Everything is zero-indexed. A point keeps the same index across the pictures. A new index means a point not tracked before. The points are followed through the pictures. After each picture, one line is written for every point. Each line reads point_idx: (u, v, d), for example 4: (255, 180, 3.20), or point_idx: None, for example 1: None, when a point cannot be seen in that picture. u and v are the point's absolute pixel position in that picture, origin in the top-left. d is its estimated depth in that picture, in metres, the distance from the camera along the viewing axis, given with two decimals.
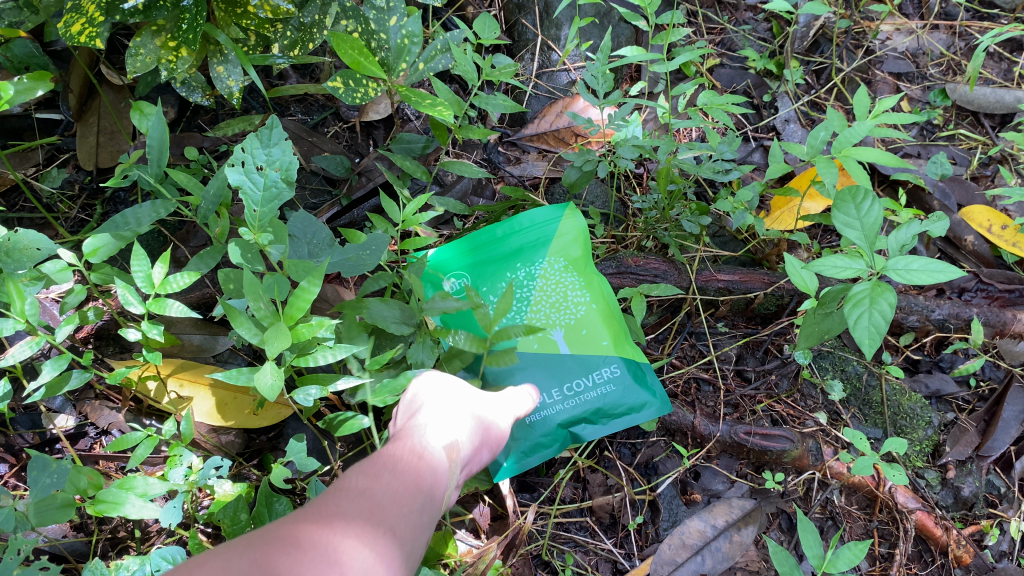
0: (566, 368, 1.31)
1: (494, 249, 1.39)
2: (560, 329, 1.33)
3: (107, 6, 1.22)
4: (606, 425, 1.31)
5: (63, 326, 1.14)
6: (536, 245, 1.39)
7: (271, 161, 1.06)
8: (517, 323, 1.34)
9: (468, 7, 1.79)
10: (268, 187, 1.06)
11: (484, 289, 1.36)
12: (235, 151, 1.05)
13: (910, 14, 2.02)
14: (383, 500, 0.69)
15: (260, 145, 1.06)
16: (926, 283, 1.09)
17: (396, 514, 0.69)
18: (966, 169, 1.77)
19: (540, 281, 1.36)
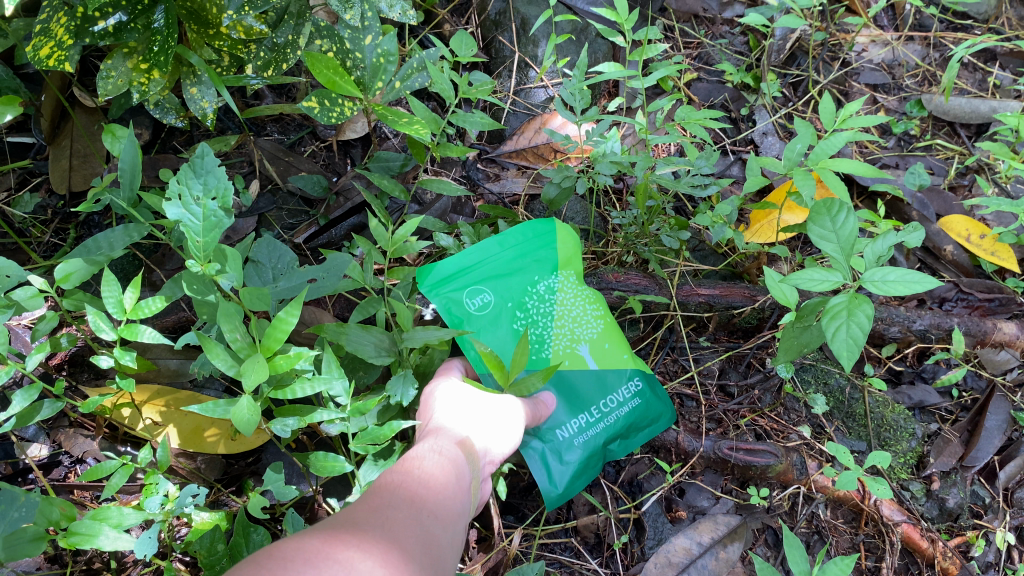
0: (594, 387, 1.29)
1: (508, 261, 1.31)
2: (585, 344, 1.30)
3: (76, 29, 1.22)
4: (632, 441, 1.31)
5: (33, 355, 1.11)
6: (549, 258, 1.33)
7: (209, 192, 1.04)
8: (544, 341, 1.28)
9: (444, 24, 1.79)
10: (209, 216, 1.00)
11: (507, 306, 1.28)
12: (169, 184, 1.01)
13: (885, 26, 2.04)
14: (417, 512, 0.74)
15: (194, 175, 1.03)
16: (903, 294, 1.08)
17: (431, 525, 0.74)
18: (944, 178, 1.77)
19: (559, 297, 1.31)
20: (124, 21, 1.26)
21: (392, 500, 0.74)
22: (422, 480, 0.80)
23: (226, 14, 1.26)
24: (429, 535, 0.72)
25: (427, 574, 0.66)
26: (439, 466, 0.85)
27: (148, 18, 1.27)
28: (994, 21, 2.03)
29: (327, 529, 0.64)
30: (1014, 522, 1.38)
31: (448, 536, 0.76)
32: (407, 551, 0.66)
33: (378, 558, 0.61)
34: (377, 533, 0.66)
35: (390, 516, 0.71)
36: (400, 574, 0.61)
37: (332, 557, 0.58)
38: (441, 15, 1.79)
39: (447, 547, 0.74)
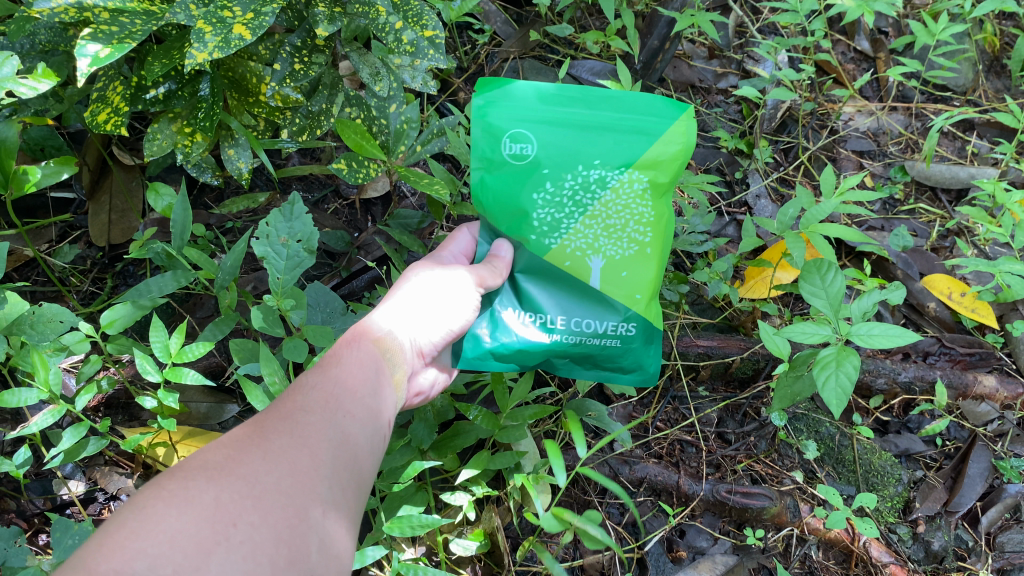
0: (570, 303, 1.29)
1: (574, 128, 1.28)
2: (600, 257, 1.29)
3: (130, 96, 1.34)
4: (595, 366, 1.32)
5: (85, 396, 1.20)
6: (627, 150, 1.28)
7: (293, 234, 1.20)
8: (560, 229, 1.29)
9: (459, 91, 1.96)
10: (290, 257, 1.20)
11: (542, 171, 1.27)
12: (261, 225, 1.20)
13: (870, 97, 2.18)
14: (332, 414, 0.89)
15: (284, 220, 1.21)
16: (887, 346, 1.18)
17: (345, 424, 0.89)
18: (926, 240, 1.89)
19: (609, 193, 1.28)
20: (172, 90, 1.37)
21: (310, 400, 0.89)
22: (343, 381, 0.95)
23: (268, 86, 1.36)
24: (342, 432, 0.88)
25: (331, 477, 0.82)
26: (364, 366, 1.00)
27: (193, 87, 1.39)
28: (971, 93, 2.18)
29: (246, 439, 0.80)
30: (996, 565, 1.45)
31: (364, 426, 0.92)
32: (316, 454, 0.82)
33: (285, 469, 0.78)
34: (288, 437, 0.82)
35: (306, 418, 0.86)
36: (301, 483, 0.78)
37: (248, 472, 0.75)
38: (456, 83, 1.97)
39: (362, 439, 0.90)
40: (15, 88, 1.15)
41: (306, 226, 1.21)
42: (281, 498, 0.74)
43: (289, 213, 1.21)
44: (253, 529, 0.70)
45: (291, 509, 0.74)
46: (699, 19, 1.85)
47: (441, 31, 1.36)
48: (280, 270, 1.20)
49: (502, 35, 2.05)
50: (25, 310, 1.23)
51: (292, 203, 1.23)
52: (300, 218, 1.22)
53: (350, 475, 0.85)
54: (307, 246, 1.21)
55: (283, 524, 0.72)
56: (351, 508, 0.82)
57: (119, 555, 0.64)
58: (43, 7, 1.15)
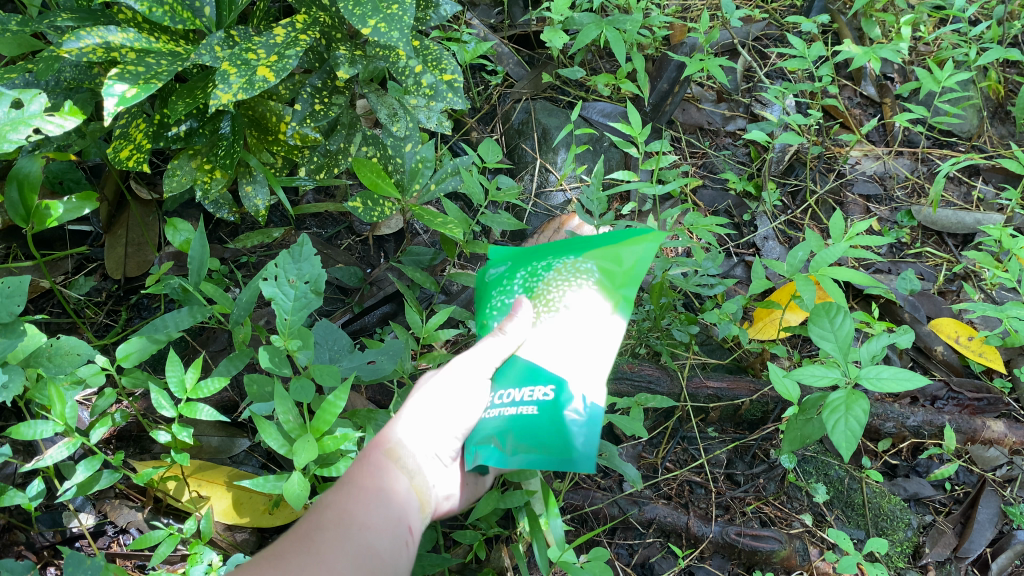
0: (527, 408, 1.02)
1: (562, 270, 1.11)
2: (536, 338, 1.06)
3: (153, 133, 1.37)
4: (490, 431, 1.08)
5: (100, 428, 1.20)
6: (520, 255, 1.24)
7: (302, 275, 1.23)
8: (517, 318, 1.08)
9: (472, 131, 2.00)
10: (298, 298, 1.23)
11: (503, 276, 1.23)
12: (270, 267, 1.23)
13: (876, 141, 2.21)
14: (344, 528, 0.86)
15: (292, 260, 1.24)
16: (897, 390, 1.19)
17: (358, 535, 0.86)
18: (934, 284, 1.90)
19: (554, 273, 1.14)
20: (193, 128, 1.41)
21: (326, 523, 0.86)
22: (361, 497, 0.91)
23: (289, 126, 1.41)
24: (359, 548, 0.85)
25: None
26: (385, 475, 0.95)
27: (215, 126, 1.42)
28: (977, 139, 2.20)
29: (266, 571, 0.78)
30: None
31: (388, 537, 0.89)
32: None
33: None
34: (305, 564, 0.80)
35: (326, 542, 0.83)
36: None
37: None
38: (469, 123, 2.00)
39: (388, 550, 0.88)
40: (42, 125, 1.17)
41: (313, 267, 1.25)
42: None
43: (297, 255, 1.23)
44: None
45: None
46: (708, 63, 1.88)
47: (460, 74, 1.39)
48: (286, 310, 1.22)
49: (514, 76, 2.10)
50: (44, 343, 1.25)
51: (301, 244, 1.25)
52: (309, 258, 1.25)
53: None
54: (313, 287, 1.25)
55: None
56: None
57: None
58: (73, 46, 1.18)
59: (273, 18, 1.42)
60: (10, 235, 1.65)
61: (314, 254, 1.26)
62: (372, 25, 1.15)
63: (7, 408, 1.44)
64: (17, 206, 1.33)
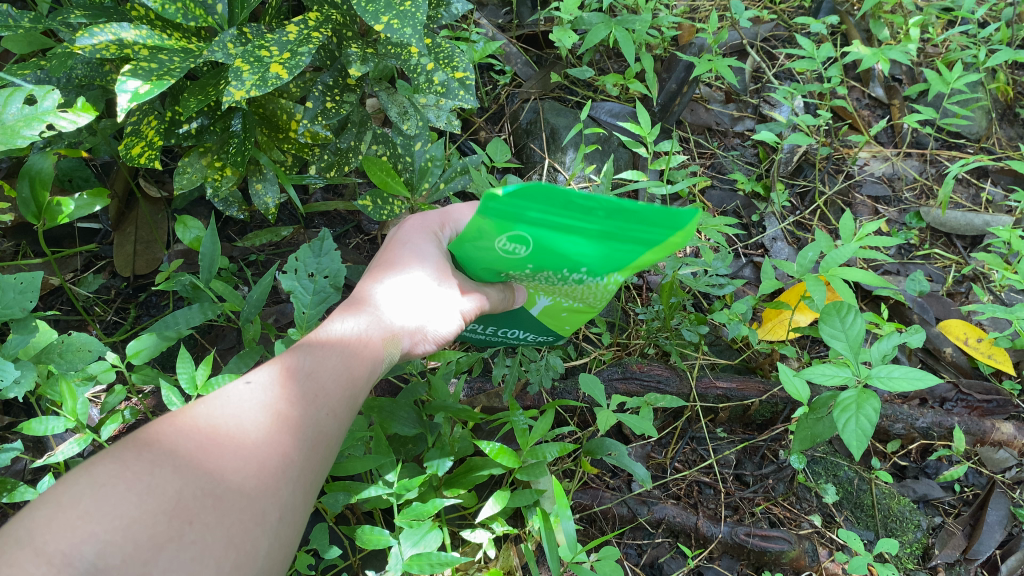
0: (512, 322, 1.24)
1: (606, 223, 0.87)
2: (545, 301, 1.15)
3: (164, 130, 1.37)
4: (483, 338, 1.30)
5: (110, 426, 1.18)
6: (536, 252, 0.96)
7: (320, 269, 1.23)
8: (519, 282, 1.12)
9: (480, 131, 2.00)
10: (316, 292, 1.22)
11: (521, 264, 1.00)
12: (289, 259, 1.23)
13: (885, 142, 2.21)
14: (301, 409, 0.83)
15: (312, 254, 1.24)
16: (907, 390, 1.18)
17: (317, 417, 0.84)
18: (942, 285, 1.90)
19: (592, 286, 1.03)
20: (205, 125, 1.42)
21: (236, 409, 0.80)
22: (282, 386, 0.85)
23: (300, 122, 1.40)
24: (314, 432, 0.83)
25: (299, 482, 0.78)
26: (324, 363, 0.90)
27: (226, 123, 1.42)
28: (985, 140, 2.20)
29: (153, 447, 0.71)
30: None
31: (310, 437, 0.82)
32: (278, 452, 0.78)
33: (180, 479, 0.69)
34: (197, 447, 0.73)
35: (226, 431, 0.77)
36: (269, 488, 0.74)
37: (193, 466, 0.71)
38: (478, 123, 2.00)
39: (300, 448, 0.81)
40: (56, 121, 1.17)
41: (333, 262, 1.24)
42: (240, 504, 0.71)
43: (317, 249, 1.24)
44: (205, 531, 0.67)
45: (174, 519, 0.66)
46: (717, 64, 1.88)
47: (471, 73, 1.40)
48: (305, 304, 1.22)
49: (522, 76, 2.10)
50: (55, 339, 1.25)
51: (322, 239, 1.26)
52: (329, 253, 1.24)
53: (272, 484, 0.75)
54: (334, 281, 1.24)
55: (239, 524, 0.70)
56: (263, 519, 0.72)
57: (72, 534, 0.61)
58: (86, 43, 1.18)
59: (284, 15, 1.42)
60: (20, 233, 1.65)
61: (335, 250, 1.26)
62: (385, 22, 1.14)
63: (17, 404, 1.44)
64: (29, 203, 1.33)
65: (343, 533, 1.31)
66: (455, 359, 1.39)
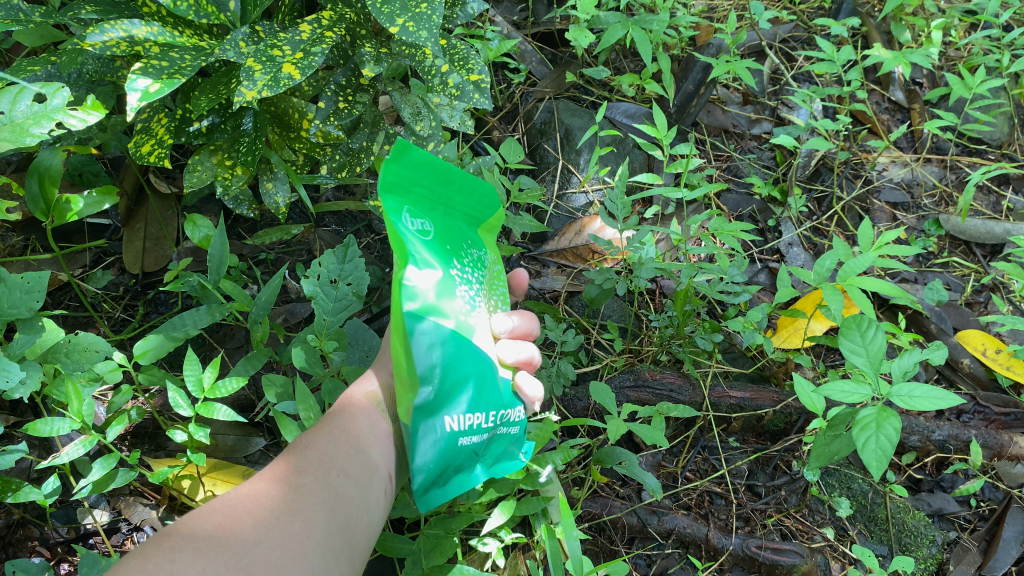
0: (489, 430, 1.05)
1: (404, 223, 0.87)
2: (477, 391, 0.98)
3: (174, 128, 1.35)
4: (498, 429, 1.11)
5: (116, 426, 1.15)
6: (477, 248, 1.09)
7: (342, 276, 1.26)
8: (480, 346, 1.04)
9: (494, 131, 1.98)
10: (339, 298, 1.25)
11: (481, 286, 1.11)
12: (312, 265, 1.26)
13: (904, 148, 2.17)
14: (324, 478, 0.87)
15: (335, 261, 1.27)
16: (929, 408, 1.15)
17: (339, 484, 0.88)
18: (961, 294, 1.86)
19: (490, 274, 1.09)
20: (215, 123, 1.40)
21: (251, 492, 0.82)
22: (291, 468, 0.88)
23: (312, 123, 1.39)
24: (336, 497, 0.86)
25: (330, 546, 0.80)
26: (326, 441, 0.93)
27: (237, 121, 1.40)
28: (1007, 147, 2.16)
29: (175, 532, 0.72)
30: None
31: (327, 500, 0.84)
32: (305, 521, 0.80)
33: (205, 557, 0.70)
34: (216, 526, 0.75)
35: (244, 508, 0.79)
36: (300, 554, 0.76)
37: (216, 547, 0.71)
38: (491, 122, 1.98)
39: (324, 513, 0.83)
40: (65, 119, 1.16)
41: (356, 269, 1.27)
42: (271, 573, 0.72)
43: (341, 256, 1.26)
44: None
45: None
46: (735, 65, 1.85)
47: (487, 76, 1.38)
48: (327, 311, 1.24)
49: (537, 75, 2.07)
50: (62, 338, 1.23)
51: (348, 246, 1.29)
52: (354, 260, 1.27)
53: (299, 553, 0.76)
54: (356, 289, 1.26)
55: None
56: None
57: None
58: (96, 39, 1.16)
59: (297, 14, 1.40)
60: (29, 228, 1.64)
61: (360, 256, 1.29)
62: (400, 24, 1.12)
63: (24, 402, 1.43)
64: (37, 199, 1.32)
65: None
66: None
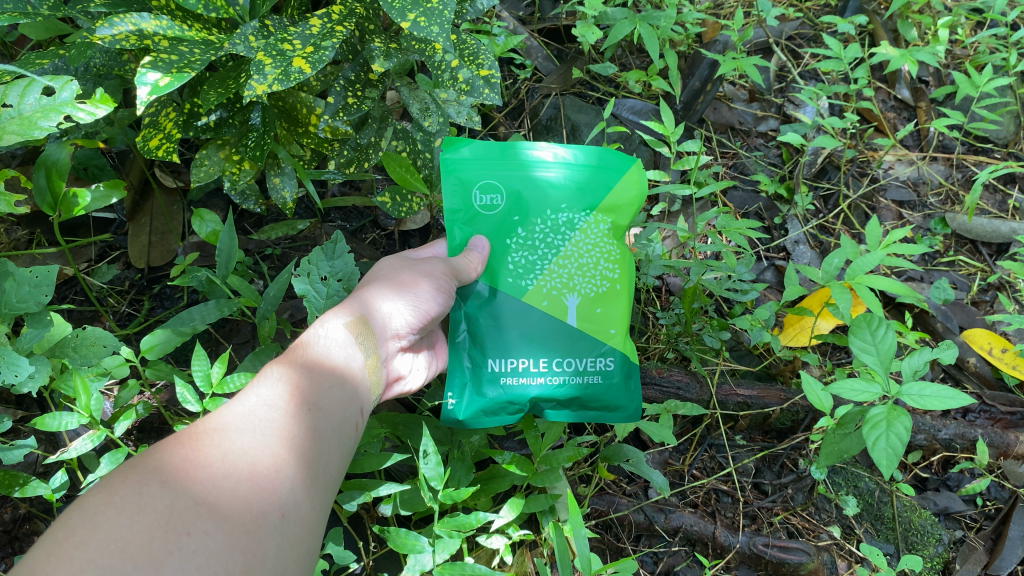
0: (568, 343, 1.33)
1: None
2: None
3: (183, 123, 1.34)
4: (553, 403, 1.32)
5: (124, 421, 1.14)
6: (590, 194, 1.37)
7: (334, 273, 1.23)
8: None
9: (500, 127, 1.98)
10: (329, 296, 1.24)
11: (513, 219, 1.35)
12: (302, 264, 1.23)
13: (911, 146, 2.17)
14: (294, 411, 0.90)
15: (325, 258, 1.24)
16: (939, 408, 1.14)
17: (309, 420, 0.91)
18: (967, 293, 1.87)
19: (578, 233, 1.36)
20: (223, 117, 1.38)
21: (224, 426, 0.84)
22: (265, 398, 0.90)
23: (321, 119, 1.38)
24: (305, 433, 0.89)
25: (297, 481, 0.83)
26: (297, 377, 0.95)
27: (245, 116, 1.38)
28: (1013, 146, 2.16)
29: (146, 464, 0.76)
30: None
31: (296, 438, 0.87)
32: (273, 455, 0.83)
33: (171, 493, 0.73)
34: (186, 460, 0.78)
35: (214, 439, 0.82)
36: (266, 487, 0.79)
37: (182, 480, 0.75)
38: (497, 118, 1.98)
39: (293, 451, 0.86)
40: (73, 112, 1.15)
41: (347, 264, 1.24)
42: (236, 507, 0.75)
43: (330, 252, 1.23)
44: (204, 540, 0.71)
45: (168, 534, 0.69)
46: (742, 62, 1.85)
47: (497, 71, 1.37)
48: (318, 308, 1.24)
49: (543, 71, 2.07)
50: (70, 333, 1.22)
51: (336, 240, 1.25)
52: (342, 255, 1.24)
53: (266, 488, 0.79)
54: (348, 285, 1.24)
55: (238, 527, 0.74)
56: (265, 523, 0.76)
57: (70, 565, 0.64)
58: (106, 33, 1.15)
59: (306, 8, 1.39)
60: (34, 221, 1.63)
61: (349, 250, 1.26)
62: (412, 19, 1.12)
63: (31, 396, 1.43)
64: (44, 193, 1.31)
65: (357, 535, 1.30)
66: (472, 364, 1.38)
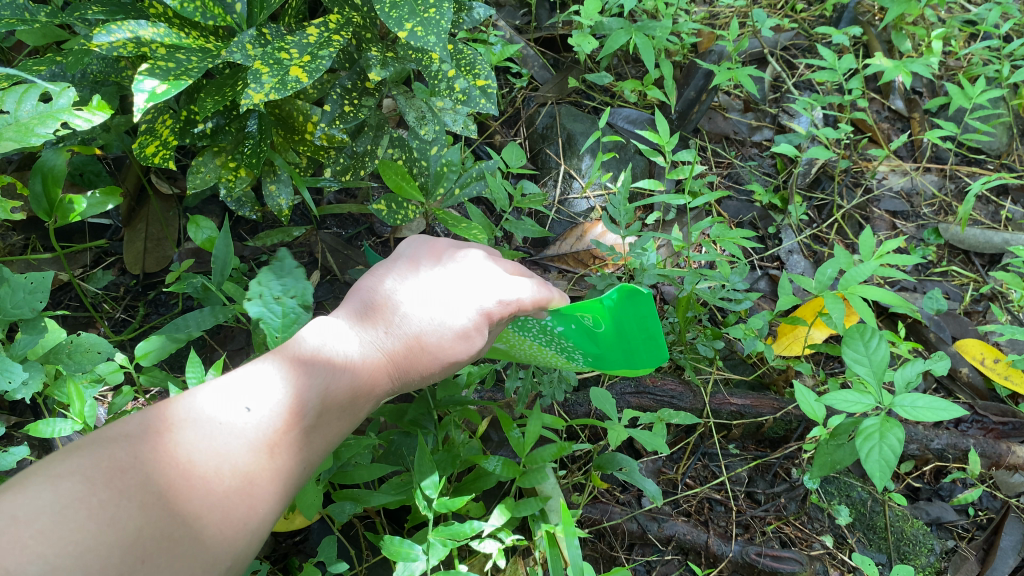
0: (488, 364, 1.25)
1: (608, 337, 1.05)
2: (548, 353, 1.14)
3: (179, 130, 1.35)
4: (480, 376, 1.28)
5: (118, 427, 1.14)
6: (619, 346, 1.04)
7: None
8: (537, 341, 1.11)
9: (496, 135, 1.99)
10: None
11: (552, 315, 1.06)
12: None
13: (904, 157, 2.19)
14: (294, 453, 0.83)
15: None
16: (932, 419, 1.15)
17: (302, 465, 0.84)
18: (959, 304, 1.88)
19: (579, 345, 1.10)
20: (220, 125, 1.40)
21: (214, 428, 0.79)
22: (271, 426, 0.82)
23: (317, 126, 1.39)
24: (292, 481, 0.83)
25: (260, 534, 0.79)
26: (308, 375, 0.88)
27: (242, 124, 1.40)
28: (1006, 157, 2.18)
29: (129, 474, 0.72)
30: None
31: (284, 484, 0.81)
32: (253, 503, 0.78)
33: (143, 518, 0.70)
34: (168, 486, 0.73)
35: (202, 469, 0.76)
36: (227, 540, 0.75)
37: (156, 508, 0.71)
38: (494, 126, 1.99)
39: (275, 496, 0.80)
40: (70, 119, 1.15)
41: None
42: (193, 553, 0.72)
43: None
44: (156, 573, 0.69)
45: (127, 556, 0.68)
46: (737, 73, 1.86)
47: (493, 81, 1.38)
48: None
49: (539, 79, 2.08)
50: (64, 339, 1.22)
51: None
52: None
53: (230, 536, 0.76)
54: None
55: (189, 568, 0.72)
56: (215, 568, 0.74)
57: (24, 554, 0.63)
58: (103, 40, 1.14)
59: (303, 16, 1.39)
60: (30, 227, 1.64)
61: None
62: (408, 29, 1.13)
63: (24, 402, 1.44)
64: (40, 199, 1.32)
65: (350, 542, 1.30)
66: (466, 372, 1.38)
